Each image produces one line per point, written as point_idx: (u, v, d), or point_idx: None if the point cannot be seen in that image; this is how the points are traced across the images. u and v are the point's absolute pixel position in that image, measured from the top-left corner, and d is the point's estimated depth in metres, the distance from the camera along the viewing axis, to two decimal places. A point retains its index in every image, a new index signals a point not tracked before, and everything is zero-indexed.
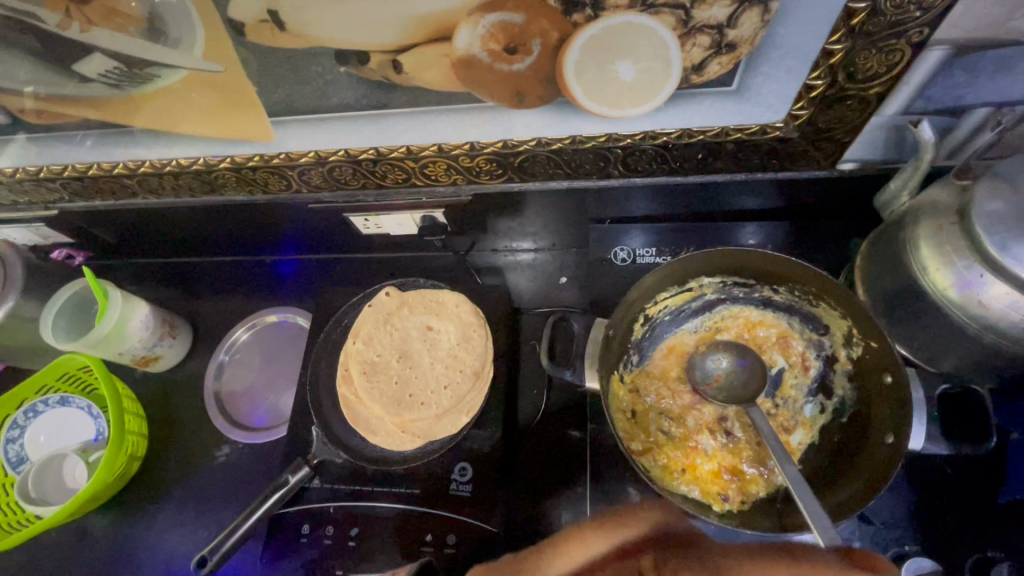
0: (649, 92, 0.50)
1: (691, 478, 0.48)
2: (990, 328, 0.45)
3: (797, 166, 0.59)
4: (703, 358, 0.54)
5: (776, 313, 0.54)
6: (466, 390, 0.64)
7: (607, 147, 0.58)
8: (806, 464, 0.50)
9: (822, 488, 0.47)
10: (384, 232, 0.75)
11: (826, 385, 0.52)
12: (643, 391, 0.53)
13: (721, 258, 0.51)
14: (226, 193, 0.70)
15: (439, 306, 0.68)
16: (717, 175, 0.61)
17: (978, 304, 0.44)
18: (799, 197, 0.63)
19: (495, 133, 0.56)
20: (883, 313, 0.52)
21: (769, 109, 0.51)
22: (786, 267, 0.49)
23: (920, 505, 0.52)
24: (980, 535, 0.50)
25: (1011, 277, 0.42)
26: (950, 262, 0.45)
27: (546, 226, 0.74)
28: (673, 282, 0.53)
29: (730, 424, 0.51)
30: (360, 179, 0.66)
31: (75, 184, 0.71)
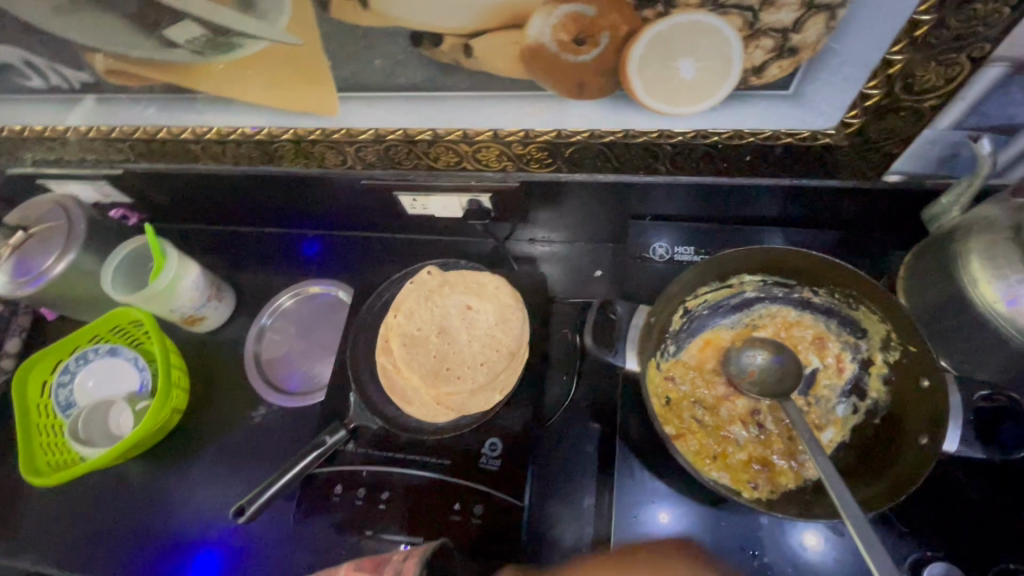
0: (706, 92, 0.51)
1: (723, 465, 0.50)
2: None
3: (842, 175, 0.60)
4: (738, 353, 0.55)
5: (813, 315, 0.55)
6: (501, 368, 0.66)
7: (658, 143, 0.59)
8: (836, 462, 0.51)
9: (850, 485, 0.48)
10: (430, 214, 0.78)
11: (860, 387, 0.53)
12: (678, 380, 0.55)
13: (765, 255, 0.52)
14: (282, 164, 0.73)
15: (479, 287, 0.70)
16: (763, 179, 0.62)
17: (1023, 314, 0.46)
18: (840, 207, 0.64)
19: (551, 121, 0.59)
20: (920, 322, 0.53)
21: (822, 115, 0.53)
22: (829, 268, 0.51)
23: (946, 514, 0.52)
24: (1006, 547, 0.51)
25: None
26: (1002, 271, 0.46)
27: (586, 219, 0.76)
28: (714, 277, 0.54)
29: (762, 417, 0.52)
30: (413, 160, 0.68)
31: (143, 146, 0.74)
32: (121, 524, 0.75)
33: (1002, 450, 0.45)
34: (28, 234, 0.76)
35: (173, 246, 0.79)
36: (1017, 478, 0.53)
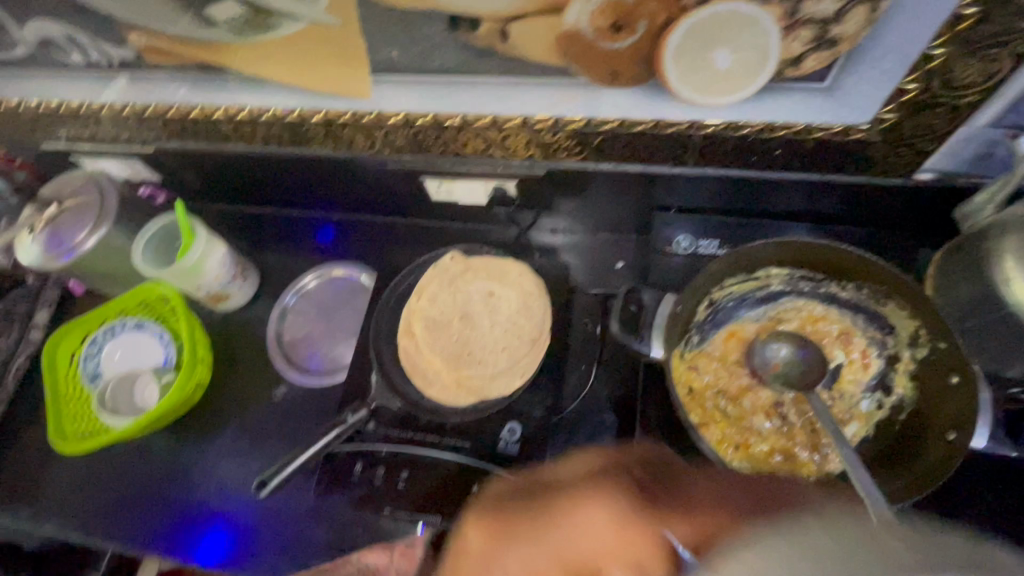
0: (741, 82, 0.51)
1: (745, 455, 0.50)
2: None
3: (873, 171, 0.60)
4: (763, 345, 0.55)
5: (840, 310, 0.55)
6: (523, 354, 0.67)
7: (688, 135, 0.59)
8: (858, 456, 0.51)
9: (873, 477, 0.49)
10: (454, 200, 0.78)
11: (886, 382, 0.53)
12: (702, 370, 0.55)
13: (795, 249, 0.52)
14: (311, 146, 0.74)
15: (502, 274, 0.71)
16: (792, 174, 0.62)
17: None
18: (869, 204, 0.64)
19: (582, 109, 0.59)
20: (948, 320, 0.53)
21: (855, 110, 0.53)
22: (858, 263, 0.51)
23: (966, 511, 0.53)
24: None
25: None
26: None
27: (610, 210, 0.76)
28: (742, 269, 0.55)
29: (785, 409, 0.53)
30: (442, 145, 0.69)
31: (176, 125, 0.75)
32: (144, 494, 0.77)
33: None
34: (62, 208, 0.78)
35: (203, 224, 0.80)
36: None
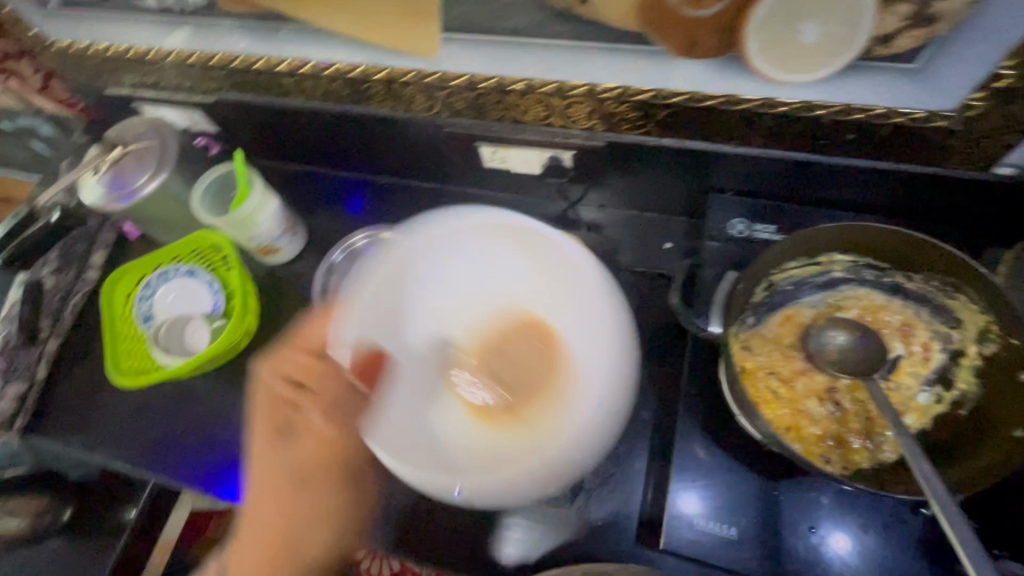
0: (826, 57, 0.50)
1: (796, 437, 0.51)
2: None
3: (949, 162, 0.58)
4: (820, 331, 0.54)
5: (903, 301, 0.55)
6: None
7: (759, 113, 0.58)
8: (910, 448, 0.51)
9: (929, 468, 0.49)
10: (507, 167, 0.78)
11: (947, 377, 0.52)
12: (755, 350, 0.54)
13: (863, 234, 0.51)
14: (371, 104, 0.74)
15: None
16: (863, 160, 0.60)
17: None
18: (939, 199, 0.62)
19: (653, 79, 0.58)
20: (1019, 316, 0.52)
21: (940, 95, 0.51)
22: (928, 253, 0.50)
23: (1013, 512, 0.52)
24: None
25: None
26: None
27: (664, 189, 0.75)
28: (804, 253, 0.54)
29: (839, 396, 0.52)
30: (501, 111, 0.68)
31: (239, 76, 0.76)
32: (189, 434, 0.80)
33: None
34: (126, 150, 0.80)
35: (259, 177, 0.81)
36: None
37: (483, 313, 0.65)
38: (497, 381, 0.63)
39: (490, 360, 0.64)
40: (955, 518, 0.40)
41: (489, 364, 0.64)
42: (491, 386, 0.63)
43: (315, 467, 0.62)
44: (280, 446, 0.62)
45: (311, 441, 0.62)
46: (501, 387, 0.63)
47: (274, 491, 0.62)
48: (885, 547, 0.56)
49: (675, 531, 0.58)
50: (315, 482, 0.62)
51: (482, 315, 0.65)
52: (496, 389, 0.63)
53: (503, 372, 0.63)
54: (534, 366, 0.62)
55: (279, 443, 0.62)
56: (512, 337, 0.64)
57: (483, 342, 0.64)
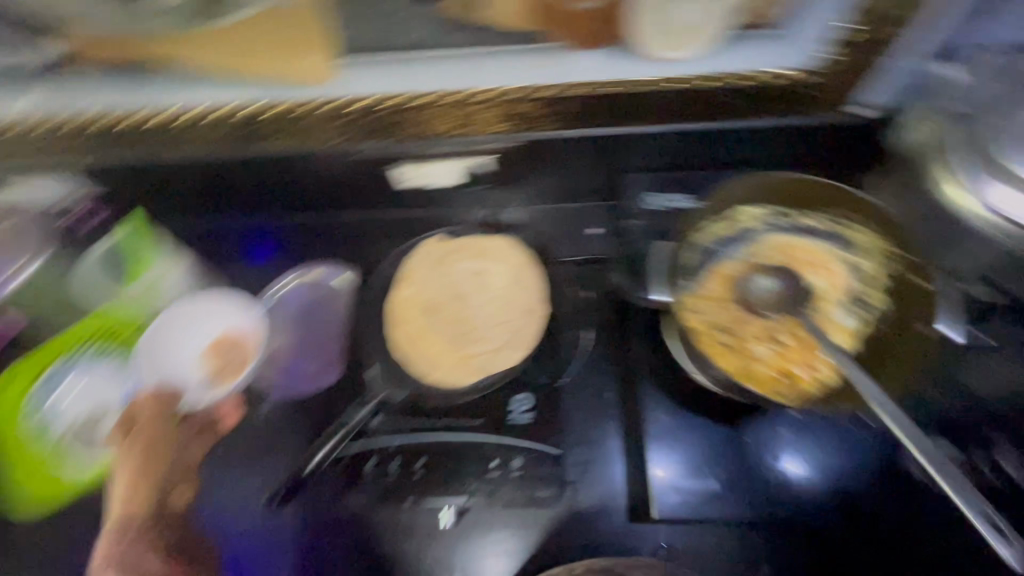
0: (704, 33, 0.56)
1: (752, 378, 0.55)
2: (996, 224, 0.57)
3: (818, 110, 0.63)
4: (748, 280, 0.59)
5: (815, 241, 0.60)
6: (522, 325, 0.67)
7: (655, 94, 0.62)
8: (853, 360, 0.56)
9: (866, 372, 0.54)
10: (424, 183, 0.75)
11: (862, 299, 0.58)
12: (700, 309, 0.57)
13: (763, 185, 0.59)
14: (266, 142, 0.68)
15: (487, 250, 0.72)
16: (752, 121, 0.64)
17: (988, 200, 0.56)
18: (827, 145, 0.66)
19: (553, 74, 0.60)
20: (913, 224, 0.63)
21: (800, 49, 0.58)
22: (812, 190, 0.59)
23: (932, 396, 0.61)
24: (979, 421, 0.60)
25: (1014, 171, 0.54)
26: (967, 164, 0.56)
27: (582, 177, 0.74)
28: (720, 211, 0.60)
29: (778, 333, 0.57)
30: (411, 127, 0.67)
31: (105, 136, 0.66)
32: None
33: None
34: None
35: (167, 232, 0.77)
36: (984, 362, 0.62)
37: (186, 335, 0.70)
38: (217, 376, 0.70)
39: (217, 359, 0.70)
40: (892, 411, 0.47)
41: (218, 364, 0.70)
42: (231, 367, 0.70)
43: (163, 446, 0.67)
44: (130, 449, 0.66)
45: (153, 436, 0.67)
46: (232, 371, 0.70)
47: (137, 466, 0.66)
48: (836, 459, 0.63)
49: (662, 492, 0.63)
50: (161, 457, 0.67)
51: (189, 334, 0.70)
52: (225, 378, 0.70)
53: (221, 363, 0.70)
54: (241, 343, 0.71)
55: (129, 443, 0.67)
56: (215, 350, 0.70)
57: (213, 351, 0.70)
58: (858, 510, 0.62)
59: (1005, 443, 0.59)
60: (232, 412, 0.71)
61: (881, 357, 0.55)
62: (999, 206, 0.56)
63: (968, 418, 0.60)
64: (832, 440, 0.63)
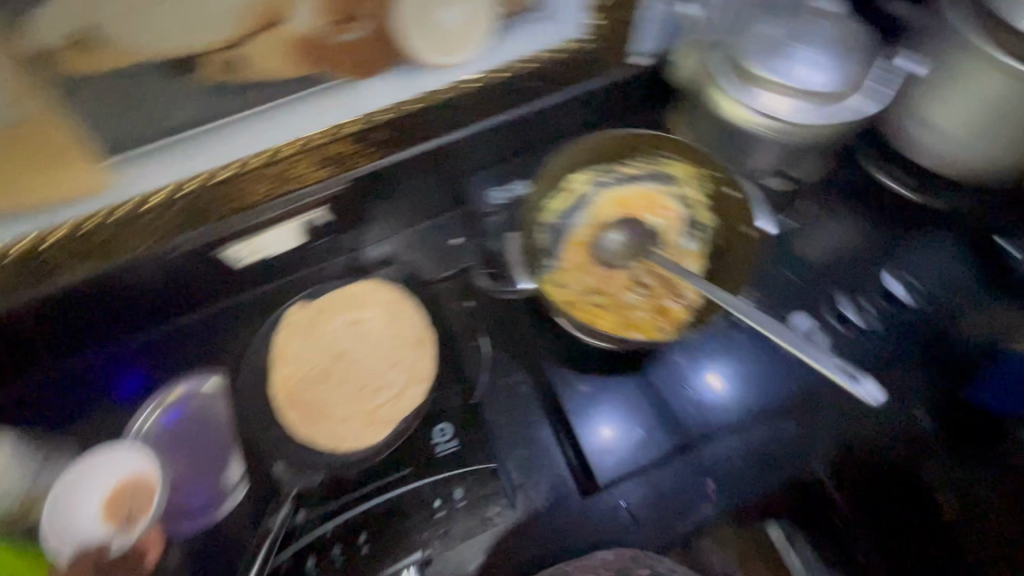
0: (476, 30, 0.56)
1: (634, 327, 0.59)
2: (771, 126, 0.60)
3: (607, 71, 0.68)
4: (599, 240, 0.63)
5: (640, 185, 0.65)
6: (414, 359, 0.66)
7: (456, 97, 0.62)
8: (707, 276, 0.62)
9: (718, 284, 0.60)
10: (262, 254, 0.70)
11: (695, 221, 0.64)
12: (567, 283, 0.61)
13: (583, 150, 0.62)
14: (51, 279, 0.58)
15: (355, 298, 0.69)
16: (554, 94, 0.67)
17: (757, 109, 0.59)
18: (623, 100, 0.72)
19: (348, 108, 0.58)
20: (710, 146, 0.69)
21: (567, 22, 0.61)
22: (622, 142, 0.62)
23: (777, 280, 0.70)
24: (818, 288, 0.70)
25: (766, 80, 0.58)
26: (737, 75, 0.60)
27: (422, 196, 0.74)
28: (553, 187, 0.62)
29: (641, 277, 0.61)
30: (223, 207, 0.61)
31: None
32: None
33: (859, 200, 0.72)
34: None
35: None
36: (800, 236, 0.72)
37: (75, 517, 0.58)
38: (126, 518, 0.59)
39: (113, 500, 0.59)
40: (752, 314, 0.55)
41: (116, 505, 0.59)
42: (143, 506, 0.60)
43: None
44: None
45: None
46: (138, 497, 0.60)
47: None
48: (731, 363, 0.69)
49: (601, 456, 0.66)
50: None
51: (68, 501, 0.59)
52: (134, 511, 0.59)
53: (131, 512, 0.59)
54: (137, 483, 0.60)
55: None
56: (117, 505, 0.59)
57: (110, 506, 0.59)
58: (765, 402, 0.68)
59: (843, 297, 0.69)
60: (156, 537, 0.61)
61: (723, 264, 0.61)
62: (769, 108, 0.59)
63: (811, 287, 0.70)
64: (720, 347, 0.69)
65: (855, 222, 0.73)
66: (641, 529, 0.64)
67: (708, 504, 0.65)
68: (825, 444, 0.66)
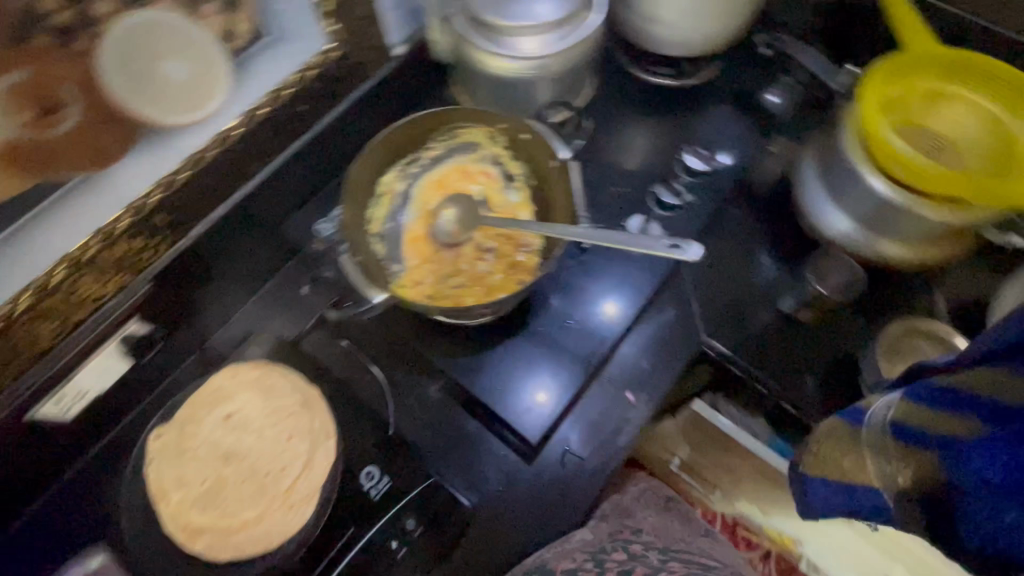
0: (210, 76, 0.52)
1: (497, 291, 0.60)
2: (535, 65, 0.64)
3: (371, 70, 0.69)
4: (434, 226, 0.63)
5: (444, 162, 0.66)
6: (308, 422, 0.61)
7: (228, 149, 0.58)
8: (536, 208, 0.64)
9: (549, 218, 0.63)
10: (91, 395, 0.61)
11: (508, 172, 0.65)
12: (419, 278, 0.61)
13: (380, 149, 0.61)
14: None
15: (219, 391, 0.62)
16: (328, 114, 0.67)
17: (518, 53, 0.63)
18: (399, 91, 0.74)
19: (109, 203, 0.51)
20: (500, 104, 0.71)
21: (309, 38, 0.59)
22: (413, 129, 0.63)
23: (600, 196, 0.76)
24: (636, 189, 0.77)
25: (511, 28, 0.62)
26: (484, 31, 0.63)
27: (247, 262, 0.69)
28: (367, 196, 0.62)
29: (484, 244, 0.62)
30: (10, 365, 0.52)
31: None
32: None
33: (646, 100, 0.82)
34: None
35: None
36: (602, 151, 0.79)
37: None
38: None
39: None
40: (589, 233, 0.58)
41: None
42: None
43: None
44: None
45: None
46: None
47: None
48: (599, 283, 0.74)
49: (526, 417, 0.68)
50: None
51: None
52: None
53: None
54: None
55: None
56: None
57: None
58: (642, 304, 0.73)
59: (659, 187, 0.76)
60: None
61: (545, 199, 0.64)
62: (522, 52, 0.63)
63: (630, 190, 0.77)
64: (585, 271, 0.74)
65: (642, 122, 0.81)
66: (589, 465, 0.67)
67: (634, 411, 0.69)
68: (702, 313, 0.74)
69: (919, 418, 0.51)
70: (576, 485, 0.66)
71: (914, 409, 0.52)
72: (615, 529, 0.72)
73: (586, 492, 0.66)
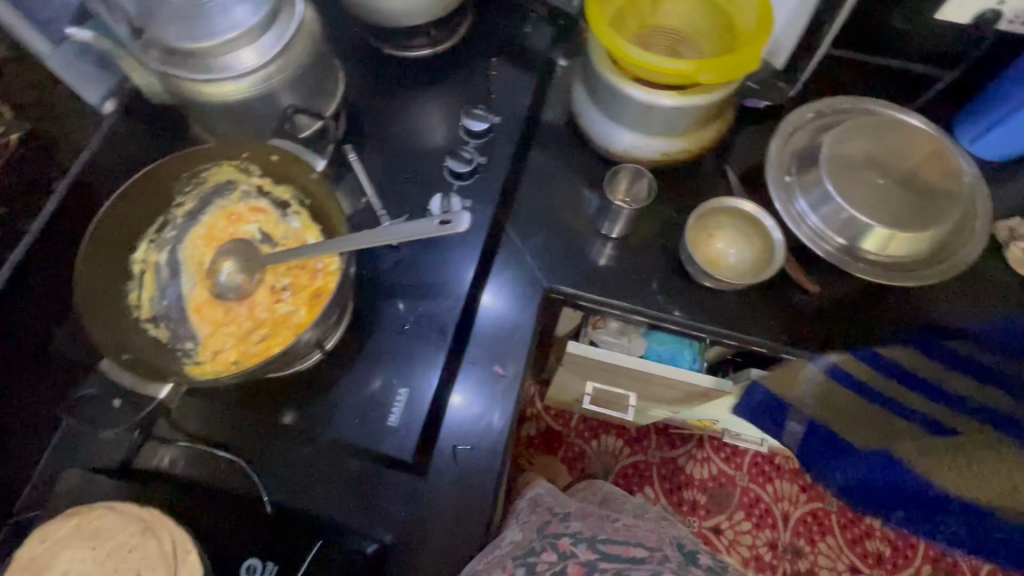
0: None
1: (302, 326, 0.56)
2: (258, 76, 0.58)
3: (75, 140, 0.60)
4: (216, 285, 0.58)
5: (206, 215, 0.61)
6: (152, 549, 0.52)
7: None
8: (318, 227, 0.60)
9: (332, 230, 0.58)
10: None
11: (278, 201, 0.61)
12: (219, 347, 0.57)
13: (106, 226, 0.53)
14: None
15: (32, 563, 0.51)
16: (45, 206, 0.57)
17: (234, 69, 0.57)
18: (127, 150, 0.65)
19: None
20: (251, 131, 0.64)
21: None
22: (147, 194, 0.56)
23: (399, 187, 0.73)
24: (432, 167, 0.75)
25: (215, 46, 0.55)
26: (185, 59, 0.56)
27: (16, 405, 0.58)
28: (116, 276, 0.55)
29: (276, 283, 0.59)
30: None
31: None
32: None
33: (411, 75, 0.80)
34: None
35: None
36: (386, 141, 0.75)
37: None
38: None
39: None
40: (361, 238, 0.55)
41: None
42: None
43: None
44: None
45: None
46: None
47: None
48: (433, 271, 0.71)
49: (391, 443, 0.63)
50: None
51: None
52: None
53: None
54: None
55: None
56: None
57: None
58: (479, 278, 0.73)
59: (448, 159, 0.74)
60: None
61: (324, 213, 0.59)
62: (238, 69, 0.57)
63: (429, 170, 0.74)
64: (411, 265, 0.71)
65: (417, 96, 0.79)
66: (481, 454, 0.65)
67: (504, 380, 0.69)
68: (540, 265, 0.74)
69: (873, 379, 0.69)
70: (473, 479, 0.64)
71: (866, 371, 0.69)
72: (545, 516, 0.70)
73: (486, 482, 0.64)
